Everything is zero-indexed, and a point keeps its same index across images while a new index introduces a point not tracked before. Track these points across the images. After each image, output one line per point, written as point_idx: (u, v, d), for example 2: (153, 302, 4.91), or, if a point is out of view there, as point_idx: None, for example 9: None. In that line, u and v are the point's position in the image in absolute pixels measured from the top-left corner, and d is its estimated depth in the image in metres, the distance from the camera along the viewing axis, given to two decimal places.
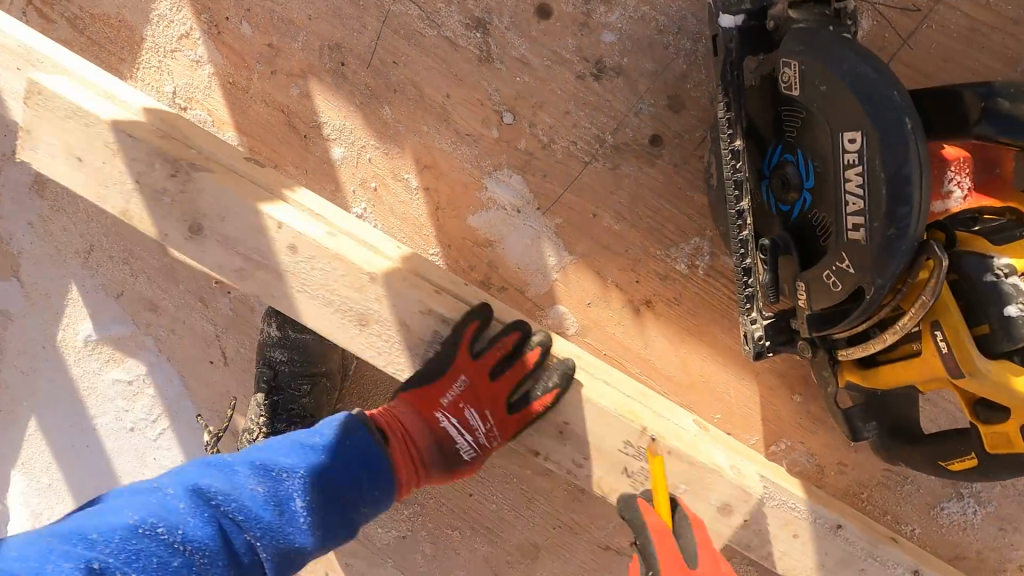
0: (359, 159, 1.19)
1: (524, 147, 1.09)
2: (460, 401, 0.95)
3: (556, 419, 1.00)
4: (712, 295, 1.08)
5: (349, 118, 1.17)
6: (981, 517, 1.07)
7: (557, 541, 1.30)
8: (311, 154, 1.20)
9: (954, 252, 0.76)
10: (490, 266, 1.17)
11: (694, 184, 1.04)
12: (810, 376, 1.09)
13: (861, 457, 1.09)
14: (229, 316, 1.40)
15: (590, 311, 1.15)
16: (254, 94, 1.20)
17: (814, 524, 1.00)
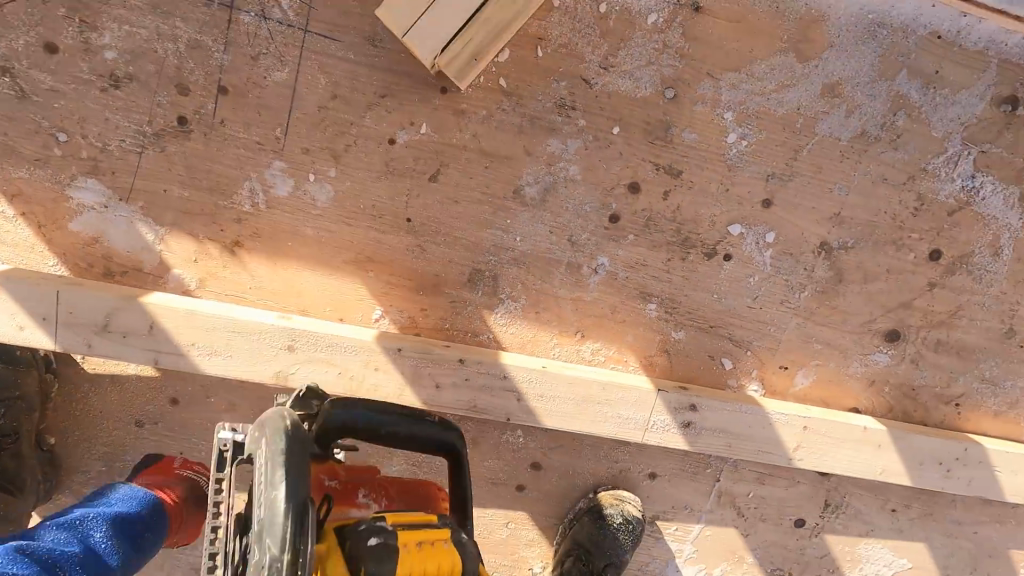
0: (220, 254, 1.35)
1: (346, 193, 1.32)
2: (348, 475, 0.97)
3: (450, 361, 1.31)
4: (535, 224, 1.36)
5: (192, 233, 1.33)
6: (787, 312, 1.45)
7: (524, 501, 1.59)
8: (177, 266, 1.34)
9: (467, 72, 1.11)
10: (371, 279, 1.39)
11: (484, 160, 1.31)
12: (632, 244, 1.39)
13: (690, 295, 1.43)
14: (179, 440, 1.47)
15: (445, 288, 1.39)
16: (94, 250, 1.31)
17: (661, 396, 1.38)
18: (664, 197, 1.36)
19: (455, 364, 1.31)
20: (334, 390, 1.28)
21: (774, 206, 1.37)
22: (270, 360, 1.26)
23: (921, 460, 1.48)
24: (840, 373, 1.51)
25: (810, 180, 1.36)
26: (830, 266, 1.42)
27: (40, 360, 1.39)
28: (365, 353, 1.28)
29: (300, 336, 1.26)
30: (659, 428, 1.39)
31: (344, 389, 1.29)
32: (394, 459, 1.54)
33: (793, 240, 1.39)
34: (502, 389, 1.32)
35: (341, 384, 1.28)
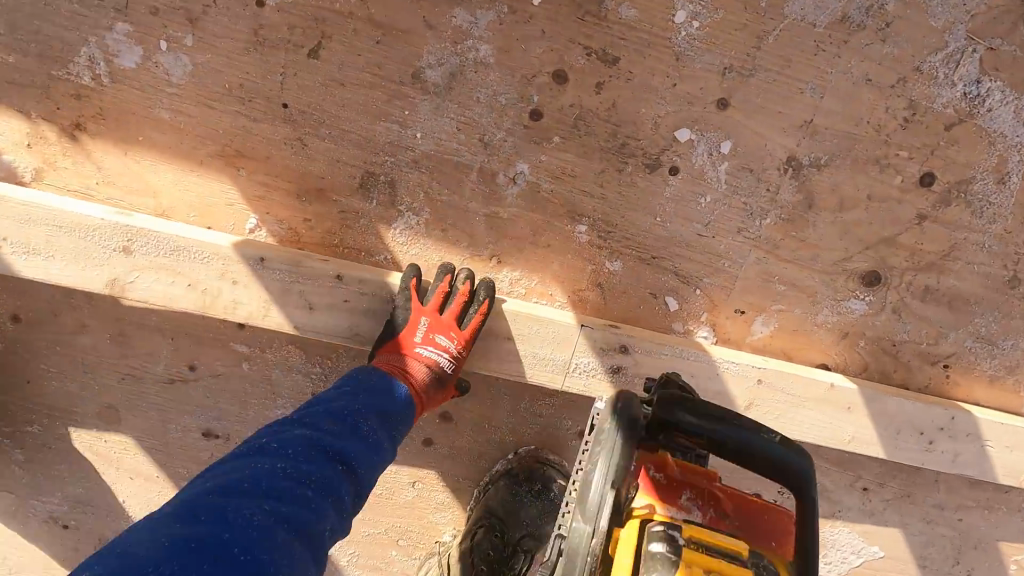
0: (58, 138, 1.12)
1: (209, 67, 1.10)
2: (429, 333, 1.08)
3: (324, 277, 1.07)
4: (439, 117, 1.12)
5: (23, 111, 1.10)
6: (746, 243, 1.21)
7: (431, 461, 1.35)
8: (6, 152, 1.12)
9: None
10: (242, 179, 1.15)
11: (373, 33, 1.09)
12: (557, 149, 1.14)
13: (629, 216, 1.18)
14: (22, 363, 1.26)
15: (332, 195, 1.16)
16: None
17: (586, 334, 1.14)
18: (595, 90, 1.12)
19: (330, 280, 1.07)
20: (180, 305, 1.05)
21: (732, 108, 1.13)
22: (95, 265, 1.02)
23: (899, 429, 1.23)
24: (808, 322, 1.26)
25: (776, 76, 1.11)
26: (798, 188, 1.18)
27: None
28: (216, 261, 1.04)
29: (132, 235, 1.02)
30: (582, 374, 1.14)
31: (194, 306, 1.05)
32: (280, 401, 1.32)
33: (753, 151, 1.15)
34: (387, 312, 1.10)
35: (188, 298, 1.05)
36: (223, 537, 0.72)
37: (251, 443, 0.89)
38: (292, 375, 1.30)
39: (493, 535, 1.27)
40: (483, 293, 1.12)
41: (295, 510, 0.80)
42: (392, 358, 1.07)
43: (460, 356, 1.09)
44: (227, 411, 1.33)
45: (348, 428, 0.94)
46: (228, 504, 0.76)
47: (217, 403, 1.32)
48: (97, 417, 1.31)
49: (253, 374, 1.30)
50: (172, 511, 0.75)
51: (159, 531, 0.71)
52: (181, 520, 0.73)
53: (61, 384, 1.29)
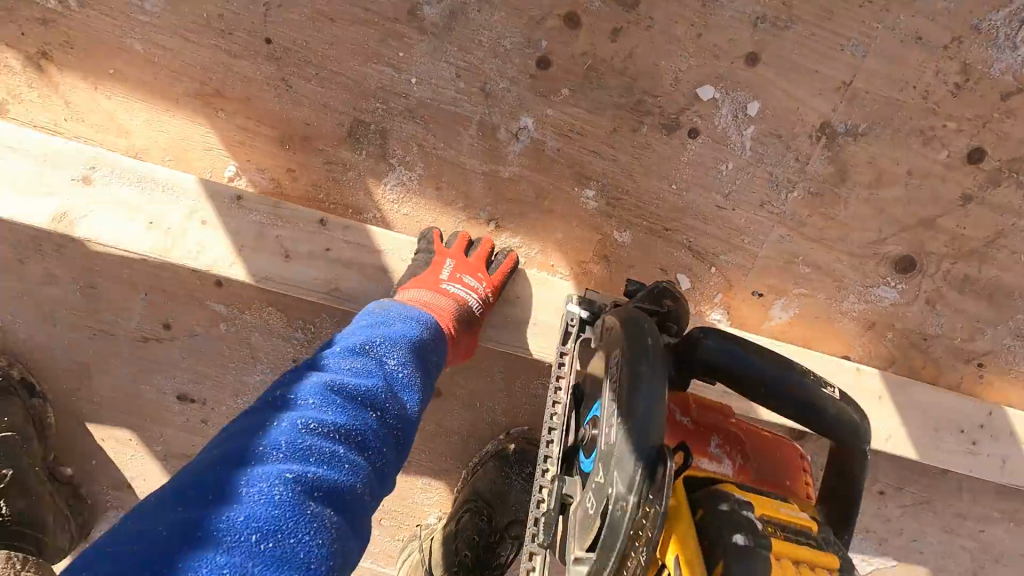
0: (23, 68, 1.03)
1: None
2: (456, 273, 0.97)
3: (306, 226, 0.97)
4: (438, 61, 1.02)
5: None
6: (770, 219, 1.10)
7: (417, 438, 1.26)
8: None
9: None
10: (221, 122, 1.05)
11: None
12: (566, 103, 1.04)
13: (642, 182, 1.08)
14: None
15: (317, 143, 1.06)
16: None
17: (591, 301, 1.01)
18: (611, 38, 1.00)
19: (312, 230, 0.97)
20: (134, 247, 0.93)
21: (763, 64, 1.01)
22: (51, 196, 0.93)
23: (937, 424, 1.10)
24: (831, 309, 1.15)
25: (815, 29, 0.99)
26: (830, 160, 1.06)
27: (22, 387, 1.19)
28: (182, 199, 0.95)
29: (95, 165, 0.94)
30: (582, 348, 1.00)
31: (150, 250, 0.94)
32: (259, 365, 1.23)
33: (784, 116, 1.04)
34: (371, 270, 0.98)
35: (145, 238, 0.94)
36: (239, 520, 0.52)
37: (263, 399, 0.67)
38: (271, 340, 1.21)
39: (478, 518, 1.17)
40: (501, 254, 1.05)
41: (327, 473, 0.59)
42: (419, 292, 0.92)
43: (490, 298, 0.97)
44: (200, 375, 1.24)
45: (380, 367, 0.74)
46: (244, 473, 0.56)
47: (190, 367, 1.23)
48: (63, 375, 1.23)
49: (231, 336, 1.21)
50: (170, 494, 0.54)
51: (154, 520, 0.51)
52: (183, 503, 0.53)
53: (24, 338, 1.20)
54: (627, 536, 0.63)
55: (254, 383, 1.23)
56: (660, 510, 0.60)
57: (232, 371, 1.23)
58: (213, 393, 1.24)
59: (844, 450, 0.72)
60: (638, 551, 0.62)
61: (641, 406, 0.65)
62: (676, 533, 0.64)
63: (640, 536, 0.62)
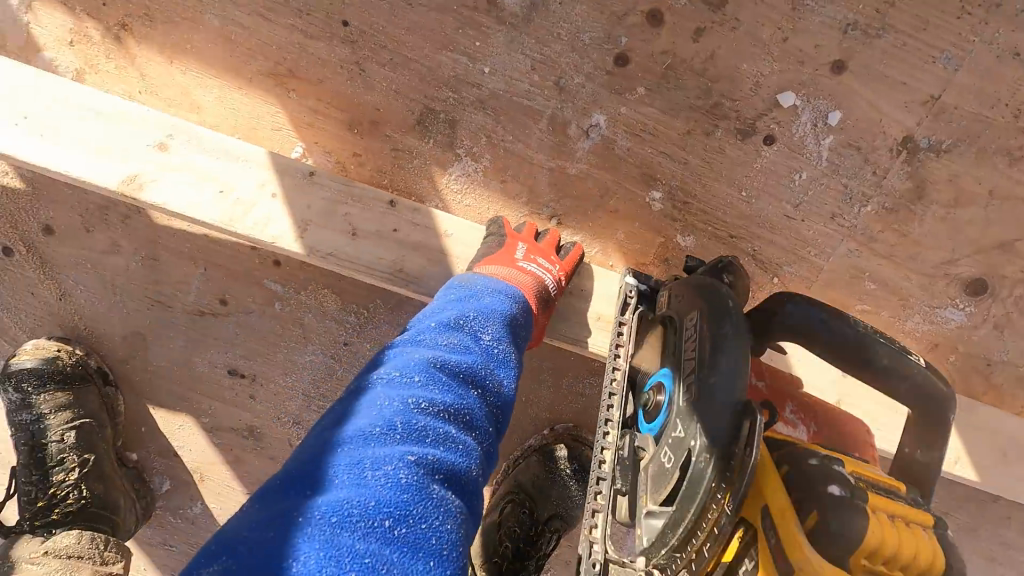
0: (102, 39, 1.03)
1: None
2: (530, 253, 0.95)
3: (372, 209, 0.97)
4: (513, 53, 1.01)
5: (69, 5, 1.02)
6: (840, 232, 1.07)
7: None
8: (47, 49, 1.03)
9: None
10: (292, 102, 1.05)
11: None
12: (641, 102, 1.02)
13: (711, 186, 1.05)
14: (51, 278, 1.21)
15: (385, 129, 1.05)
16: None
17: None
18: (693, 38, 0.98)
19: (379, 212, 0.97)
20: (201, 215, 0.92)
21: (848, 73, 0.98)
22: (121, 159, 0.92)
23: (1006, 451, 1.07)
24: (895, 328, 1.12)
25: (906, 40, 0.96)
26: (909, 175, 1.03)
27: (96, 374, 1.23)
28: (253, 168, 0.95)
29: (171, 131, 0.93)
30: None
31: (219, 219, 0.93)
32: (310, 346, 1.24)
33: (865, 126, 1.00)
34: (435, 254, 0.97)
35: (213, 207, 0.93)
36: (370, 504, 0.52)
37: (365, 377, 0.68)
38: (323, 321, 1.23)
39: (520, 509, 1.17)
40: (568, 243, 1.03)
41: (441, 454, 0.60)
42: (497, 267, 0.90)
43: (563, 280, 0.95)
44: (250, 353, 1.25)
45: (476, 343, 0.74)
46: (365, 456, 0.57)
47: (241, 343, 1.24)
48: (118, 344, 1.24)
49: (285, 315, 1.23)
50: (298, 479, 0.55)
51: (278, 507, 0.52)
52: (311, 487, 0.54)
53: (85, 305, 1.22)
54: (709, 488, 0.65)
55: (304, 363, 1.24)
56: (748, 460, 0.62)
57: (283, 350, 1.24)
58: (263, 371, 1.26)
59: (926, 419, 0.70)
60: (720, 502, 0.64)
61: (726, 364, 0.67)
62: (764, 489, 0.64)
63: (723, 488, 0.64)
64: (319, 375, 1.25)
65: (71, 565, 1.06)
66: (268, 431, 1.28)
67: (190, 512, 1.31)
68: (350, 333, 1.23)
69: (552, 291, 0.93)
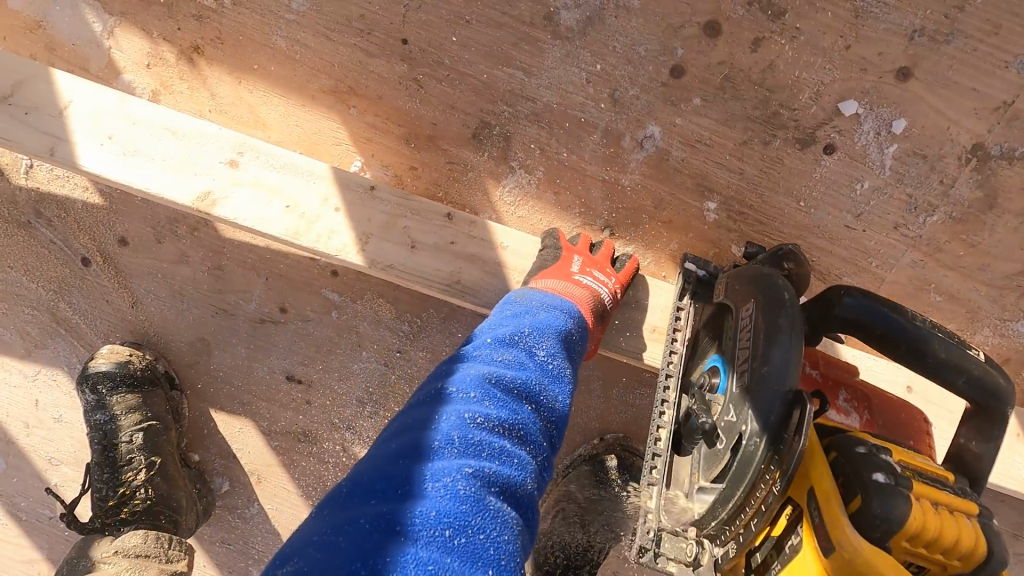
0: (176, 61, 1.09)
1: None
2: (586, 267, 0.95)
3: (429, 220, 0.99)
4: (568, 67, 1.02)
5: (145, 29, 1.08)
6: (904, 242, 1.04)
7: None
8: (126, 71, 1.10)
9: None
10: (352, 118, 1.08)
11: None
12: (697, 113, 1.01)
13: (768, 196, 1.04)
14: (126, 287, 1.27)
15: (441, 143, 1.08)
16: (34, 38, 1.09)
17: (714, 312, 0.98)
18: (751, 48, 0.97)
19: (437, 224, 0.99)
20: (267, 230, 0.96)
21: (915, 80, 0.95)
22: (195, 176, 0.97)
23: None
24: (962, 341, 1.08)
25: (978, 45, 0.93)
26: (979, 184, 0.99)
27: (164, 379, 1.29)
28: (316, 183, 0.98)
29: (242, 148, 0.97)
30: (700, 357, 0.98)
31: (284, 233, 0.96)
32: (364, 353, 1.27)
33: (931, 134, 0.98)
34: (491, 266, 0.99)
35: (279, 221, 0.97)
36: (432, 513, 0.54)
37: (430, 389, 0.69)
38: (378, 329, 1.26)
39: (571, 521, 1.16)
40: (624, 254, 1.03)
41: (498, 468, 0.61)
42: (552, 281, 0.90)
43: (618, 294, 0.95)
44: (307, 359, 1.29)
45: (531, 359, 0.75)
46: (425, 467, 0.58)
47: (299, 350, 1.28)
48: (184, 349, 1.30)
49: (341, 323, 1.26)
50: (362, 489, 0.57)
51: (341, 516, 0.54)
52: (376, 497, 0.56)
53: (154, 312, 1.28)
54: (758, 469, 0.66)
55: (359, 370, 1.28)
56: (797, 447, 0.62)
57: (338, 357, 1.28)
58: (318, 375, 1.29)
59: (984, 413, 0.67)
60: (769, 482, 0.65)
61: (778, 356, 0.66)
62: (809, 468, 0.63)
63: (772, 470, 0.65)
64: (372, 381, 1.28)
65: (139, 564, 1.12)
66: (323, 435, 1.31)
67: (247, 512, 1.35)
68: (404, 341, 1.26)
69: (608, 305, 0.93)
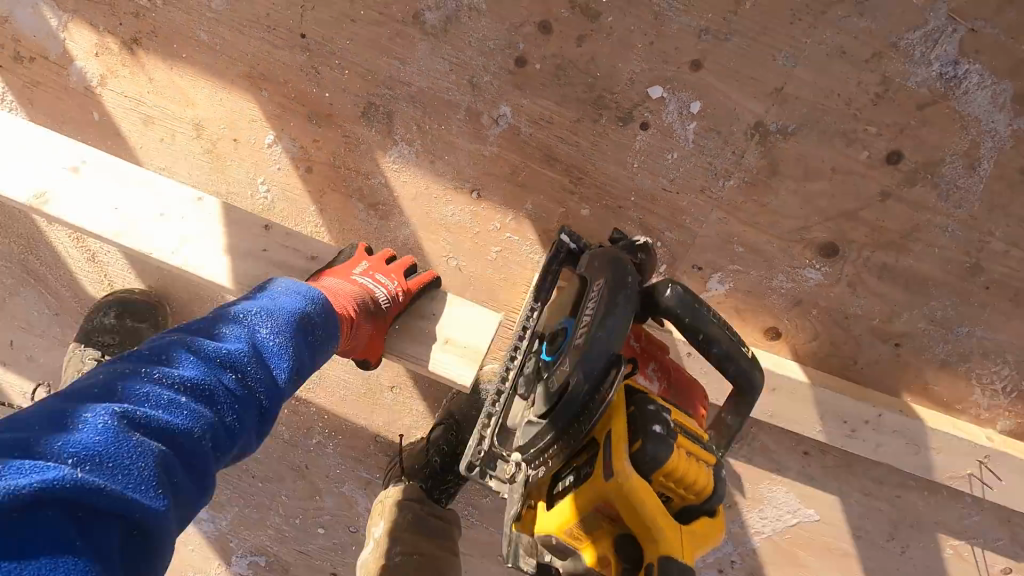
0: (119, 51, 1.32)
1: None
2: (366, 272, 1.12)
3: (276, 238, 1.17)
4: (434, 58, 1.25)
5: (93, 25, 1.31)
6: (709, 203, 1.28)
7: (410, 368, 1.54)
8: (78, 60, 1.33)
9: None
10: (264, 99, 1.32)
11: None
12: (539, 96, 1.25)
13: (600, 164, 1.28)
14: (85, 243, 1.51)
15: (337, 120, 1.31)
16: (3, 32, 1.32)
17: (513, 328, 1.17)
18: (577, 43, 1.21)
19: (284, 239, 1.17)
20: (138, 248, 1.11)
21: (705, 70, 1.19)
22: (77, 202, 1.12)
23: (852, 426, 1.32)
24: (762, 285, 1.33)
25: (751, 42, 1.17)
26: (763, 154, 1.24)
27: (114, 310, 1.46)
28: (184, 202, 1.15)
29: (127, 180, 1.14)
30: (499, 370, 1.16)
31: (153, 254, 1.11)
32: None
33: (722, 114, 1.22)
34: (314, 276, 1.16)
35: (151, 241, 1.12)
36: (107, 414, 0.62)
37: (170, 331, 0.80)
38: None
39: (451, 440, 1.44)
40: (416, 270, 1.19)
41: (208, 388, 0.72)
42: (329, 283, 1.05)
43: (399, 295, 1.11)
44: None
45: (277, 314, 0.87)
46: (124, 390, 0.66)
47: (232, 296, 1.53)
48: (135, 296, 1.54)
49: None
50: (67, 395, 0.65)
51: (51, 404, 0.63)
52: (71, 400, 0.65)
53: (110, 264, 1.53)
54: (580, 403, 0.90)
55: None
56: (608, 398, 0.87)
57: None
58: None
59: (742, 403, 0.94)
60: (586, 420, 0.90)
61: (611, 323, 0.88)
62: (611, 417, 0.89)
63: (588, 415, 0.90)
64: None
65: None
66: None
67: None
68: None
69: (382, 303, 1.08)
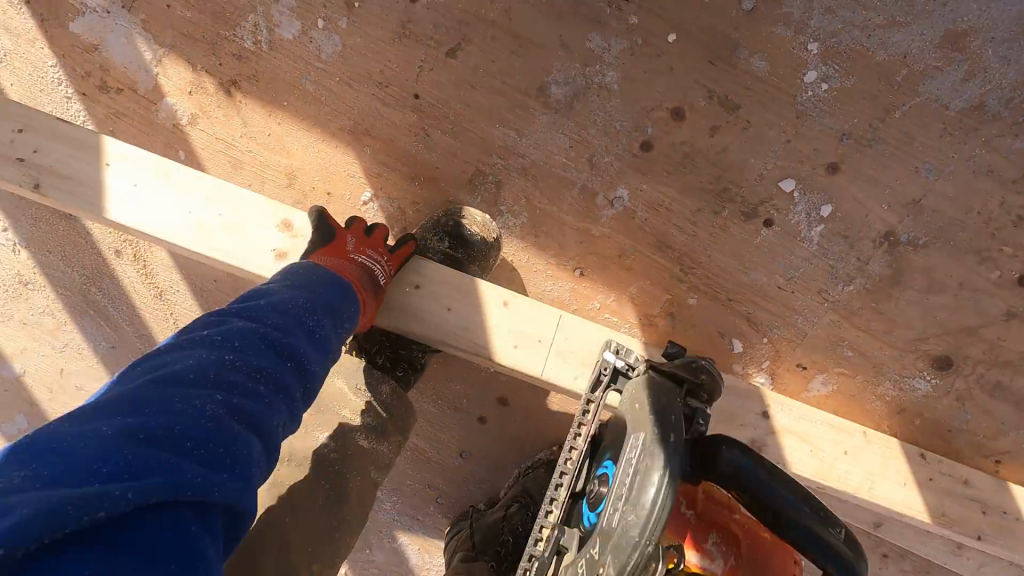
0: (215, 92, 1.24)
1: (357, 52, 1.20)
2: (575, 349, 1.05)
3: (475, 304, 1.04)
4: (555, 132, 1.19)
5: (191, 62, 1.23)
6: (824, 304, 1.22)
7: (481, 434, 1.47)
8: (170, 96, 1.25)
9: None
10: (366, 156, 1.24)
11: (509, 45, 1.17)
12: (660, 180, 1.19)
13: (715, 255, 1.22)
14: (152, 279, 1.44)
15: (442, 185, 1.24)
16: (92, 60, 1.24)
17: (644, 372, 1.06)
18: (709, 133, 1.16)
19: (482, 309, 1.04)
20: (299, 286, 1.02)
21: (841, 173, 1.14)
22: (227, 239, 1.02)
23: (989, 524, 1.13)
24: (866, 391, 1.26)
25: (893, 150, 1.13)
26: (889, 263, 1.19)
27: None
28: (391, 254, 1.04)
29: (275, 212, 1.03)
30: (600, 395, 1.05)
31: None
32: None
33: (851, 219, 1.16)
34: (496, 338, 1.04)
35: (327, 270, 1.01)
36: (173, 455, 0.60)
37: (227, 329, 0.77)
38: None
39: (527, 512, 1.33)
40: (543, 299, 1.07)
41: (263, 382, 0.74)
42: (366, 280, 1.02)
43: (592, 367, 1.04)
44: None
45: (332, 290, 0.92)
46: (209, 409, 0.66)
47: None
48: None
49: None
50: (161, 408, 0.63)
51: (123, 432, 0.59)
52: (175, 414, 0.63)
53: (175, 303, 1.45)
54: None
55: None
56: None
57: None
58: None
59: None
60: None
61: None
62: None
63: None
64: None
65: None
66: None
67: None
68: None
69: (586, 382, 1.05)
